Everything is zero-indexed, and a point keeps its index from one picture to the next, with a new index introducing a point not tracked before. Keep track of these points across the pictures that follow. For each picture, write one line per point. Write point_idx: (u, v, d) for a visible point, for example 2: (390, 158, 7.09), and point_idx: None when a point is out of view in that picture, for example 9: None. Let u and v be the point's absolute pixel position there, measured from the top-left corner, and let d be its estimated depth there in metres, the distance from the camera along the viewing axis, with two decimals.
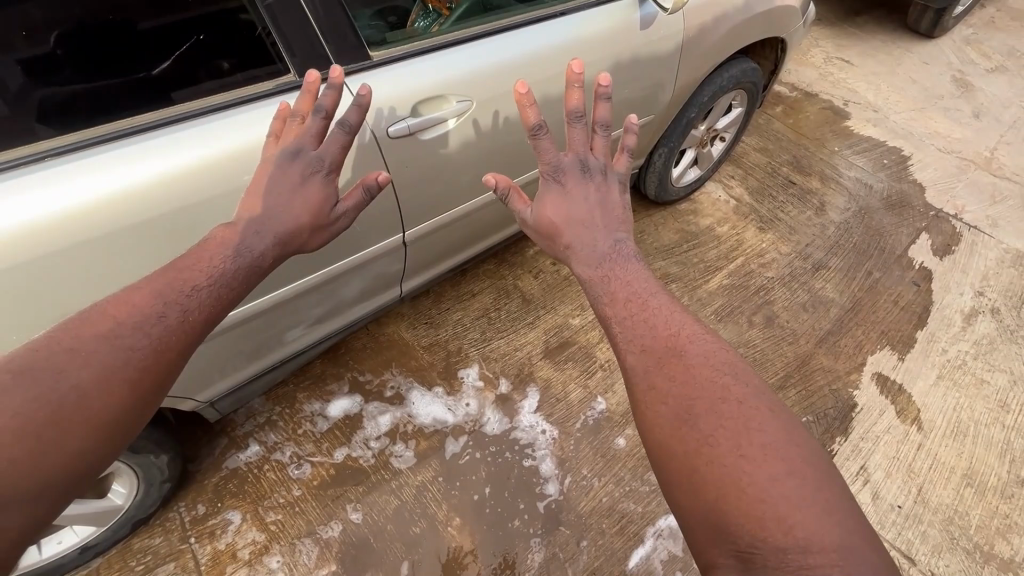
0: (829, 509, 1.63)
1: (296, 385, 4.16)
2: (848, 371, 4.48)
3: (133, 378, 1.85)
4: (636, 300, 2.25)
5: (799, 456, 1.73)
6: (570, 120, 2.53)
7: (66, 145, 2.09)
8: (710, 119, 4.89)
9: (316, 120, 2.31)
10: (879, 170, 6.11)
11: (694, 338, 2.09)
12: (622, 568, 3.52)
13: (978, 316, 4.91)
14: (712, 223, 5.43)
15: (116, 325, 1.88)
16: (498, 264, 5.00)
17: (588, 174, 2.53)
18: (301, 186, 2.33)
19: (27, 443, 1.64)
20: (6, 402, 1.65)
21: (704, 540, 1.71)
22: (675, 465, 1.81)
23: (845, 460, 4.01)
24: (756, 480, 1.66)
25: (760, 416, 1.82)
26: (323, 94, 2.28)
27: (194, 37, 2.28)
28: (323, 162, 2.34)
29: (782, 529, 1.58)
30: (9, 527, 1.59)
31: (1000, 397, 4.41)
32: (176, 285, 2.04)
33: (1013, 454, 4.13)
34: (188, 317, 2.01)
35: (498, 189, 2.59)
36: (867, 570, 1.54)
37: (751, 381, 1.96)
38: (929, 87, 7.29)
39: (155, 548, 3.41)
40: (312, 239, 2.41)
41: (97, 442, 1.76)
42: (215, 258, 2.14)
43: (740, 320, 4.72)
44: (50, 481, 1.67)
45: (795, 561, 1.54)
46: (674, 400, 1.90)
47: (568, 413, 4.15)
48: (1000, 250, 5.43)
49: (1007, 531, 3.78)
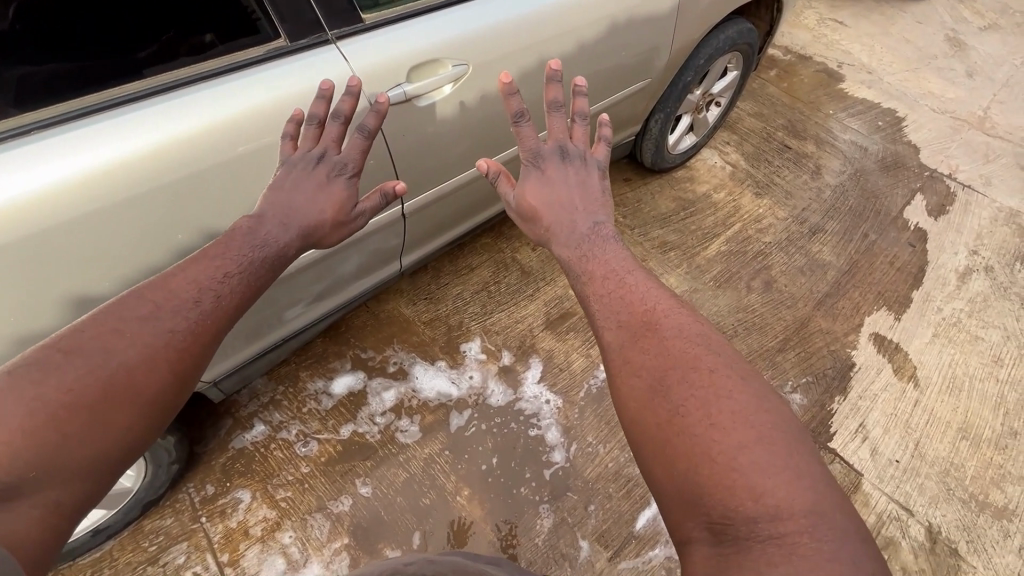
0: (801, 473, 1.58)
1: (298, 364, 4.15)
2: (846, 332, 4.53)
3: (172, 358, 1.93)
4: (614, 278, 2.25)
5: (768, 423, 1.68)
6: (550, 109, 2.56)
7: (47, 119, 2.01)
8: (706, 83, 4.83)
9: (334, 125, 2.42)
10: (874, 132, 6.09)
11: (669, 312, 2.09)
12: (630, 529, 3.59)
13: (973, 274, 4.96)
14: (709, 189, 5.41)
15: (157, 308, 1.97)
16: (495, 237, 4.97)
17: (567, 160, 2.55)
18: (327, 185, 2.43)
19: (81, 419, 1.72)
20: (60, 379, 1.73)
21: (678, 512, 1.66)
22: (649, 438, 1.78)
23: (844, 419, 4.08)
24: (726, 449, 1.61)
25: (730, 383, 1.79)
26: (342, 101, 2.38)
27: (171, 7, 2.14)
28: (346, 165, 2.46)
29: (752, 498, 1.53)
30: (65, 501, 1.66)
31: (994, 352, 4.49)
32: (209, 269, 2.12)
33: (1006, 407, 4.22)
34: (221, 303, 2.09)
35: (488, 173, 2.57)
36: (835, 537, 1.48)
37: (723, 351, 1.94)
38: (922, 47, 7.23)
39: (166, 528, 3.43)
40: (331, 234, 2.49)
41: (142, 419, 1.84)
42: (242, 248, 2.21)
43: (739, 285, 4.74)
44: (100, 455, 1.74)
45: (765, 530, 1.49)
46: (648, 371, 1.89)
47: (571, 381, 4.17)
48: (994, 209, 5.46)
49: (1002, 480, 3.88)
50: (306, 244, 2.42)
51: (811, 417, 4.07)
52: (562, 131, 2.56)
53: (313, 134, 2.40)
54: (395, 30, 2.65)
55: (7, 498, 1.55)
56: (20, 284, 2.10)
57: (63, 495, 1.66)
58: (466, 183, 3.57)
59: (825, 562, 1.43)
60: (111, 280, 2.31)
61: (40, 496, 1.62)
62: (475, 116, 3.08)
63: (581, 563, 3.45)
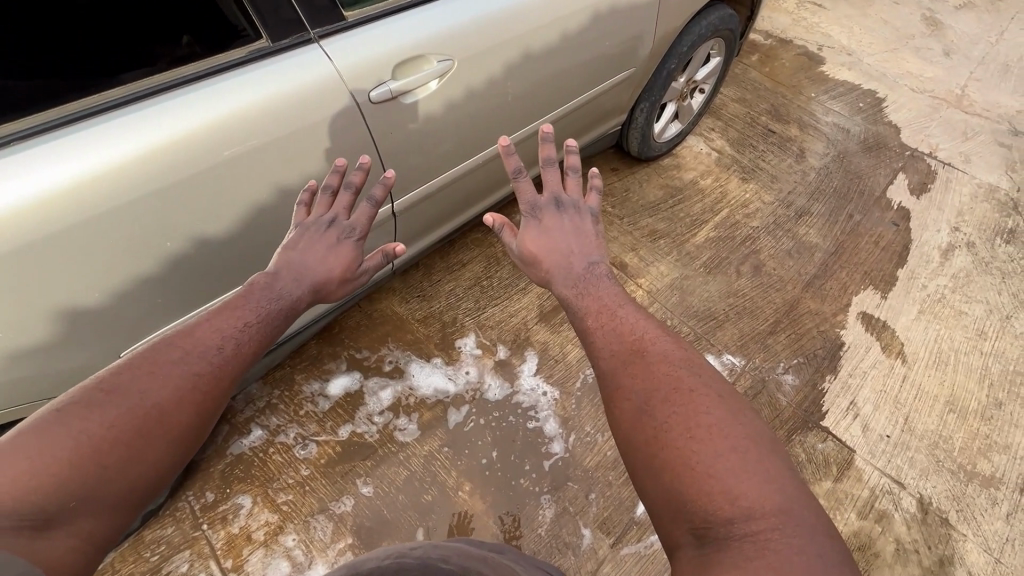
0: (771, 477, 1.62)
1: (294, 367, 4.13)
2: (834, 313, 4.61)
3: (199, 400, 1.97)
4: (606, 311, 2.26)
5: (743, 433, 1.73)
6: (545, 165, 2.60)
7: (29, 128, 1.98)
8: (690, 70, 4.84)
9: (345, 195, 2.55)
10: (856, 114, 6.16)
11: (658, 340, 2.13)
12: (630, 515, 3.64)
13: (955, 250, 5.05)
14: (695, 176, 5.44)
15: (186, 353, 2.02)
16: (486, 232, 4.96)
17: (562, 210, 2.58)
18: (336, 246, 2.52)
19: (116, 454, 1.73)
20: (101, 417, 1.76)
21: (667, 522, 1.66)
22: (635, 454, 1.80)
23: (835, 398, 4.16)
24: (704, 457, 1.65)
25: (707, 399, 1.84)
26: (354, 173, 2.52)
27: (145, 10, 2.06)
28: (353, 229, 2.56)
29: (728, 500, 1.56)
30: (98, 531, 1.64)
31: (978, 326, 4.60)
32: (231, 319, 2.19)
33: (990, 379, 4.32)
34: (241, 349, 2.15)
35: (493, 226, 2.58)
36: (809, 534, 1.51)
37: (707, 374, 1.98)
38: (900, 27, 7.30)
39: (168, 537, 3.41)
40: (338, 289, 2.55)
41: (169, 456, 1.86)
42: (259, 302, 2.29)
43: (729, 271, 4.79)
44: (130, 490, 1.75)
45: (742, 529, 1.50)
46: (635, 392, 1.92)
47: (567, 373, 4.20)
48: (974, 185, 5.57)
49: (988, 450, 3.99)
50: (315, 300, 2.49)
51: (803, 397, 4.14)
52: (557, 184, 2.59)
53: (325, 202, 2.53)
54: (378, 27, 2.62)
55: (47, 525, 1.53)
56: (8, 295, 2.08)
57: (95, 526, 1.64)
58: (455, 180, 3.55)
59: (797, 557, 1.44)
60: (99, 288, 2.29)
61: (77, 526, 1.60)
62: (461, 112, 3.07)
63: (584, 551, 3.50)
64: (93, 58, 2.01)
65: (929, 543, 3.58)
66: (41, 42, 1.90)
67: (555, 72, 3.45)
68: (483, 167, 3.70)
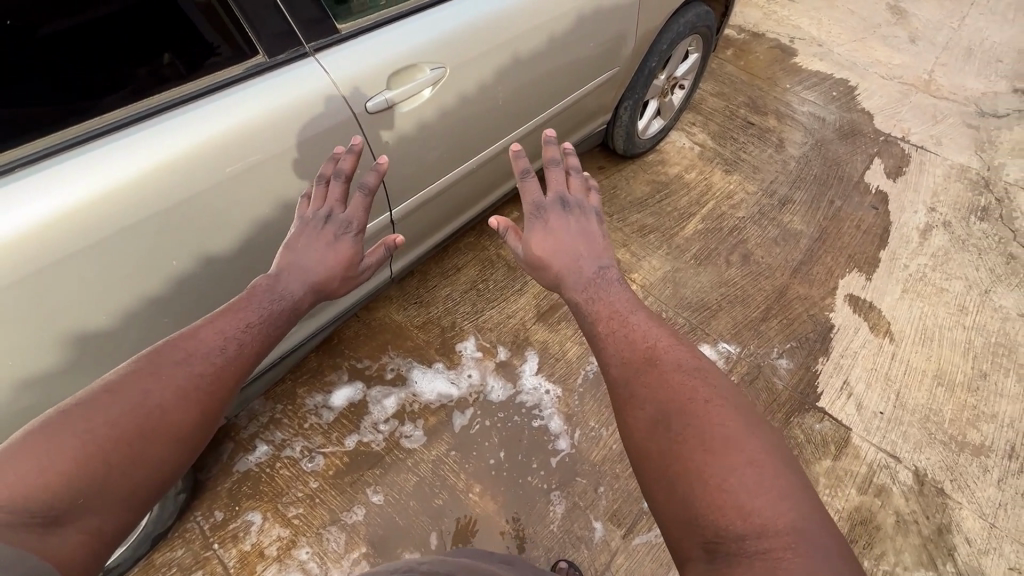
0: (785, 495, 1.66)
1: (295, 381, 4.12)
2: (823, 296, 4.74)
3: (203, 399, 1.97)
4: (618, 316, 2.32)
5: (758, 448, 1.77)
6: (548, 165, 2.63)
7: (34, 152, 1.97)
8: (670, 67, 4.94)
9: (337, 184, 2.45)
10: (830, 103, 6.34)
11: (671, 349, 2.18)
12: (639, 506, 3.70)
13: (933, 230, 5.23)
14: (680, 170, 5.55)
15: (189, 352, 2.02)
16: (479, 235, 5.01)
17: (568, 211, 2.59)
18: (334, 245, 2.44)
19: (119, 451, 1.73)
20: (105, 416, 1.77)
21: (678, 532, 1.72)
22: (650, 464, 1.86)
23: (829, 378, 4.28)
24: (718, 472, 1.70)
25: (721, 412, 1.89)
26: (343, 159, 2.44)
27: (120, 32, 2.05)
28: (349, 224, 2.47)
29: (741, 516, 1.61)
30: (105, 527, 1.66)
31: (959, 302, 4.76)
32: (236, 319, 2.18)
33: (974, 352, 4.48)
34: (244, 349, 2.14)
35: (498, 231, 2.59)
36: (821, 553, 1.54)
37: (720, 386, 2.04)
38: (866, 17, 7.53)
39: (178, 560, 3.38)
40: (341, 286, 2.51)
41: (173, 454, 1.86)
42: (262, 303, 2.26)
43: (719, 261, 4.90)
44: (134, 487, 1.75)
45: (753, 546, 1.55)
46: (649, 403, 1.97)
47: (568, 370, 4.26)
48: (946, 167, 5.77)
49: (977, 420, 4.14)
50: (318, 298, 2.45)
51: (799, 379, 4.26)
52: (559, 182, 2.63)
53: (320, 194, 2.45)
54: (371, 37, 2.65)
55: (58, 522, 1.56)
56: (11, 323, 2.06)
57: (102, 522, 1.66)
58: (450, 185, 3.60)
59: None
60: (103, 312, 2.28)
61: (84, 522, 1.62)
62: (454, 117, 3.11)
63: (596, 543, 3.55)
64: (92, 64, 2.01)
65: (927, 513, 3.71)
66: (40, 45, 1.91)
67: (542, 75, 3.51)
68: (478, 171, 3.75)
